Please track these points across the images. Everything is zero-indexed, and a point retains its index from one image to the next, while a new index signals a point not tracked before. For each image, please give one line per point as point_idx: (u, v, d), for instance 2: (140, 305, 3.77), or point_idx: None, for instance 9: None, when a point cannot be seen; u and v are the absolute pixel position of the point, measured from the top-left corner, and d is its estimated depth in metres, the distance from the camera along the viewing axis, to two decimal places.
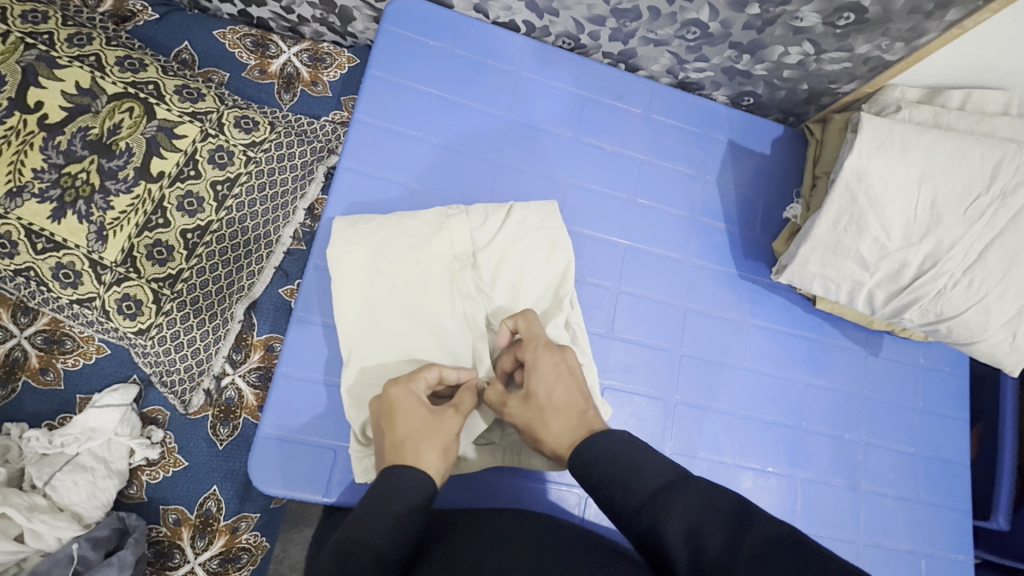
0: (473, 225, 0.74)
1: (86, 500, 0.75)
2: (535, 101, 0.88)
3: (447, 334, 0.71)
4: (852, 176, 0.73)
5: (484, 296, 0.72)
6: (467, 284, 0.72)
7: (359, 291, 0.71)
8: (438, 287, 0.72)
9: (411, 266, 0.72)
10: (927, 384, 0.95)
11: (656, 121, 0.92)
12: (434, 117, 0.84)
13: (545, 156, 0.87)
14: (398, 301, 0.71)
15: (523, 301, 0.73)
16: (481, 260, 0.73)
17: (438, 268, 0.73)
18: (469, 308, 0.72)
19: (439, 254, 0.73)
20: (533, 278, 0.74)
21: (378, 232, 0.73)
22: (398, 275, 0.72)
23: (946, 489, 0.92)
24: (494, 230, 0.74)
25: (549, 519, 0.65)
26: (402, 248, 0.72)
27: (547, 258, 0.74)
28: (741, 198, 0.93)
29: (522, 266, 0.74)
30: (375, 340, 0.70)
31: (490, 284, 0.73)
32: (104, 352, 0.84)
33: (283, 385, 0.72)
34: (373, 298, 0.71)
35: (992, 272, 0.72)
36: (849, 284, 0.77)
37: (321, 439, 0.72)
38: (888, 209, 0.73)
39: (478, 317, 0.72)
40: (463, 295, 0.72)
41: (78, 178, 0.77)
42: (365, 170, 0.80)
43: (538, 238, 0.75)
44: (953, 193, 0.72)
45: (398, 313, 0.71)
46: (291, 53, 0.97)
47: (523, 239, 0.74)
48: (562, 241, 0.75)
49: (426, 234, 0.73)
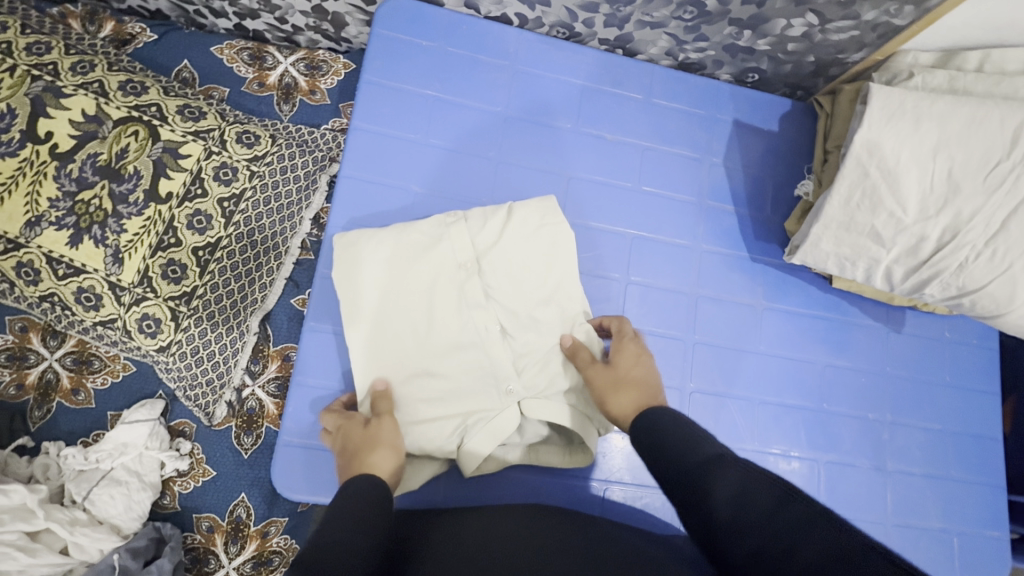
0: (474, 231, 0.74)
1: (123, 512, 0.78)
2: (533, 94, 0.87)
3: (458, 344, 0.71)
4: (863, 150, 0.71)
5: (494, 300, 0.72)
6: (475, 290, 0.72)
7: (366, 306, 0.71)
8: (445, 294, 0.72)
9: (415, 278, 0.72)
10: (954, 357, 0.92)
11: (657, 105, 0.90)
12: (432, 119, 0.83)
13: (547, 148, 0.86)
14: (405, 308, 0.72)
15: (531, 304, 0.73)
16: (486, 265, 0.73)
17: (445, 277, 0.73)
18: (479, 314, 0.72)
19: (443, 262, 0.73)
20: (538, 279, 0.73)
21: (380, 247, 0.73)
22: (403, 287, 0.72)
23: (978, 464, 0.89)
24: (495, 233, 0.74)
25: (564, 514, 0.67)
26: (405, 259, 0.73)
27: (550, 258, 0.73)
28: (749, 178, 0.91)
29: (527, 265, 0.73)
30: (386, 353, 0.71)
31: (496, 287, 0.73)
32: (130, 370, 0.87)
33: (298, 393, 0.74)
34: (382, 313, 0.71)
35: (1016, 240, 0.68)
36: (865, 262, 0.75)
37: None
38: (903, 182, 0.70)
39: (488, 322, 0.72)
40: (469, 301, 0.72)
41: (92, 204, 0.79)
42: (367, 178, 0.80)
43: (540, 237, 0.74)
44: (972, 161, 0.69)
45: (404, 324, 0.71)
46: (288, 64, 0.98)
47: (525, 239, 0.74)
48: (564, 234, 0.74)
49: (426, 244, 0.74)
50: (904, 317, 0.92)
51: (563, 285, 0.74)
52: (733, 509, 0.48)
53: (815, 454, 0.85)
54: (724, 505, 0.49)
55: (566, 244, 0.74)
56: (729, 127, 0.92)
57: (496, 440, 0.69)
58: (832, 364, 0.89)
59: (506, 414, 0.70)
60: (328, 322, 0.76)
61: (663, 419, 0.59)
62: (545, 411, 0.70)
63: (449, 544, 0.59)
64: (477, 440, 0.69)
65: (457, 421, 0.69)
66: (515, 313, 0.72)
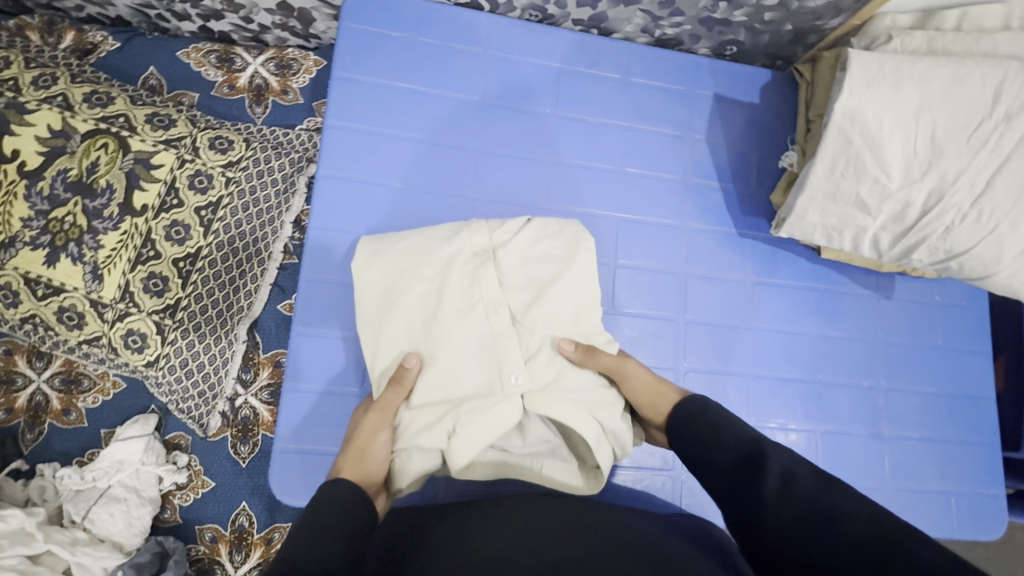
0: (493, 226, 0.73)
1: (124, 529, 0.78)
2: (509, 80, 0.85)
3: (465, 334, 0.69)
4: (844, 118, 0.69)
5: (508, 293, 0.71)
6: (490, 279, 0.70)
7: (379, 296, 0.71)
8: (458, 284, 0.70)
9: (428, 268, 0.71)
10: (945, 320, 0.92)
11: (637, 85, 0.89)
12: (407, 112, 0.82)
13: (527, 135, 0.85)
14: (414, 300, 0.70)
15: (549, 301, 0.70)
16: (502, 257, 0.71)
17: (461, 266, 0.71)
18: (490, 304, 0.69)
19: (457, 253, 0.71)
20: (556, 278, 0.71)
21: (398, 240, 0.73)
22: (418, 277, 0.71)
23: (973, 424, 0.90)
24: (513, 231, 0.73)
25: (565, 500, 0.67)
26: (418, 249, 0.72)
27: (567, 259, 0.72)
28: (733, 153, 0.90)
29: (543, 264, 0.72)
30: (394, 347, 0.69)
31: (510, 281, 0.71)
32: (120, 387, 0.86)
33: (291, 400, 0.73)
34: (395, 304, 0.70)
35: (1002, 201, 0.68)
36: (852, 231, 0.74)
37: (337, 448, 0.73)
38: (886, 148, 0.69)
39: (499, 312, 0.69)
40: (484, 291, 0.70)
41: (66, 222, 0.77)
42: (345, 177, 0.79)
43: (558, 241, 0.73)
44: (954, 122, 0.68)
45: (414, 314, 0.70)
46: (257, 64, 0.96)
47: (543, 239, 0.73)
48: (582, 238, 0.73)
49: (443, 236, 0.73)
50: (894, 284, 0.92)
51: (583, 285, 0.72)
52: (777, 498, 0.50)
53: (812, 425, 0.85)
54: (769, 494, 0.51)
55: (585, 249, 0.72)
56: (710, 103, 0.90)
57: (493, 435, 0.65)
58: (825, 336, 0.89)
59: (506, 410, 0.66)
60: (316, 327, 0.75)
61: (710, 414, 0.62)
62: (550, 408, 0.66)
63: (450, 541, 0.58)
64: (472, 433, 0.65)
65: (450, 411, 0.66)
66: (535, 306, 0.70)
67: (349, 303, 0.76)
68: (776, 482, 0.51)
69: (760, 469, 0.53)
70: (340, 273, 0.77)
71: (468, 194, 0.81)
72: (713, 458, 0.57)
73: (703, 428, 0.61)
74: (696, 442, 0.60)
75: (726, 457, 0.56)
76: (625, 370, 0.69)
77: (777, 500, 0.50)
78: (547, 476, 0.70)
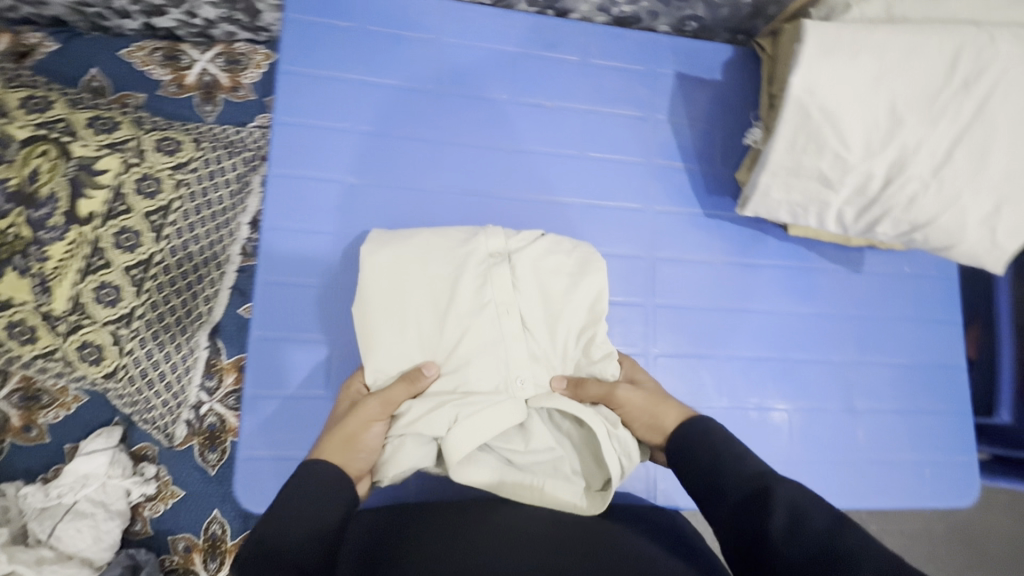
0: (507, 231, 0.70)
1: (92, 544, 0.77)
2: (464, 66, 0.83)
3: (472, 335, 0.64)
4: (803, 92, 0.67)
5: (522, 298, 0.67)
6: (503, 282, 0.66)
7: (382, 289, 0.65)
8: (469, 285, 0.66)
9: (439, 265, 0.67)
10: (915, 291, 0.92)
11: (596, 66, 0.87)
12: (358, 105, 0.79)
13: (483, 123, 0.82)
14: (418, 289, 0.66)
15: (561, 313, 0.67)
16: (518, 262, 0.68)
17: (472, 263, 0.67)
18: (501, 308, 0.66)
19: (470, 256, 0.67)
20: (567, 294, 0.67)
21: (407, 236, 0.68)
22: (426, 269, 0.67)
23: (947, 394, 0.90)
24: (528, 239, 0.70)
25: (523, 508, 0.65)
26: (428, 249, 0.67)
27: (580, 275, 0.68)
28: (696, 132, 0.89)
29: (557, 274, 0.68)
30: (394, 347, 0.64)
31: (523, 287, 0.67)
32: (82, 400, 0.84)
33: (252, 407, 0.72)
34: (400, 299, 0.65)
35: (961, 170, 0.67)
36: (815, 207, 0.73)
37: (302, 453, 0.72)
38: (846, 121, 0.67)
39: (511, 316, 0.65)
40: (496, 294, 0.66)
41: (6, 232, 0.67)
42: (297, 175, 0.76)
43: (571, 258, 0.69)
44: (912, 92, 0.66)
45: (419, 312, 0.65)
46: (205, 60, 0.93)
47: (557, 250, 0.69)
48: (594, 259, 0.69)
49: (454, 237, 0.69)
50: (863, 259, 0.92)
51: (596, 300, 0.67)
52: (785, 538, 0.45)
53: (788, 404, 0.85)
54: (774, 531, 0.46)
55: (598, 269, 0.68)
56: (672, 81, 0.89)
57: (495, 428, 0.60)
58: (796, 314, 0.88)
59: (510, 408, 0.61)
60: (275, 331, 0.73)
61: (714, 439, 0.58)
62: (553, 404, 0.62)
63: (429, 536, 0.58)
64: (471, 421, 0.59)
65: (451, 400, 0.60)
66: (543, 313, 0.67)
67: (304, 305, 0.74)
68: (782, 519, 0.47)
69: (766, 503, 0.48)
70: (295, 275, 0.75)
71: (426, 187, 0.79)
72: (716, 490, 0.53)
73: (705, 454, 0.57)
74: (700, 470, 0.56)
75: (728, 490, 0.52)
76: (619, 396, 0.65)
77: (784, 542, 0.45)
78: (551, 497, 0.62)
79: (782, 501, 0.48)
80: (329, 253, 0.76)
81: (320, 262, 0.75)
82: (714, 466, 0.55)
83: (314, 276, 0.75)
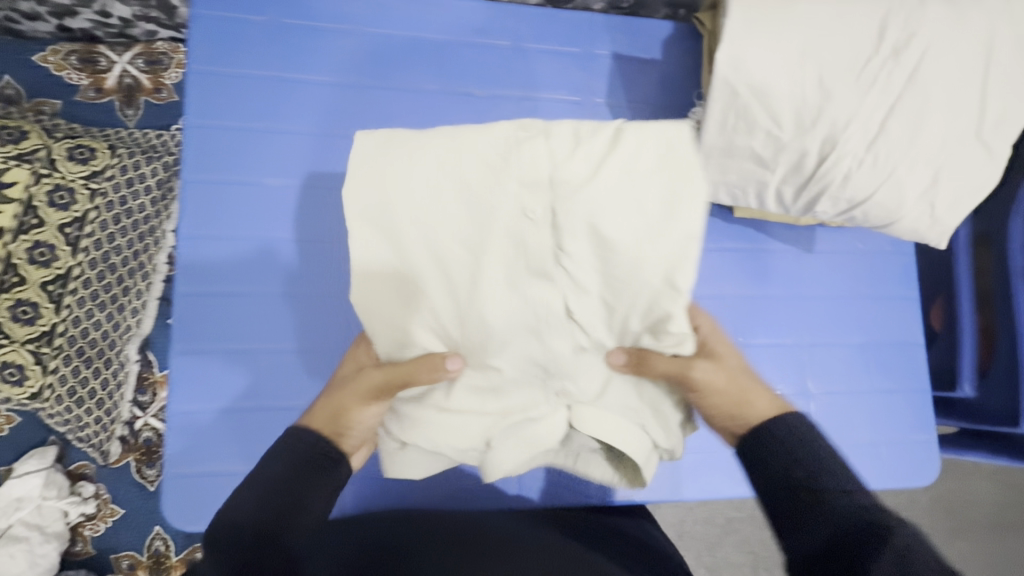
0: (555, 157, 0.51)
1: (28, 569, 0.74)
2: (388, 57, 0.79)
3: (498, 309, 0.53)
4: (729, 69, 0.64)
5: (570, 260, 0.52)
6: (541, 240, 0.52)
7: (387, 253, 0.52)
8: (499, 245, 0.52)
9: (458, 213, 0.52)
10: (869, 268, 0.90)
11: (528, 50, 0.83)
12: (278, 103, 0.76)
13: (409, 116, 0.79)
14: (435, 252, 0.52)
15: (626, 282, 0.52)
16: (565, 211, 0.51)
17: (506, 214, 0.51)
18: (538, 274, 0.53)
19: (499, 206, 0.51)
20: (637, 246, 0.51)
21: (415, 175, 0.51)
22: (442, 227, 0.52)
23: (904, 372, 0.89)
24: (588, 168, 0.51)
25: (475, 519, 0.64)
26: (441, 197, 0.51)
27: (660, 221, 0.50)
28: (636, 114, 0.85)
29: (625, 221, 0.50)
30: (404, 324, 0.53)
31: (574, 242, 0.51)
32: (14, 421, 0.82)
33: (178, 424, 0.69)
34: (408, 265, 0.52)
35: (897, 143, 0.64)
36: (753, 187, 0.71)
37: (231, 466, 0.70)
38: (775, 96, 0.64)
39: (550, 279, 0.53)
40: (529, 256, 0.52)
41: None
42: (214, 180, 0.73)
43: (650, 188, 0.50)
44: (841, 62, 0.63)
45: (433, 280, 0.52)
46: (124, 62, 0.89)
47: (627, 185, 0.51)
48: (683, 191, 0.50)
49: (474, 173, 0.51)
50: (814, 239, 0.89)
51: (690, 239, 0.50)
52: None
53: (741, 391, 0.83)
54: None
55: (688, 215, 0.50)
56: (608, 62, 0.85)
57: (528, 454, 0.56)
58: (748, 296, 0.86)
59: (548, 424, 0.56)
60: (202, 343, 0.71)
61: (815, 454, 0.50)
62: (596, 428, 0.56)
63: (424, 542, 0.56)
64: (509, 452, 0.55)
65: (491, 426, 0.55)
66: (612, 268, 0.52)
67: (242, 312, 0.72)
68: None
69: (870, 555, 0.42)
70: (216, 285, 0.72)
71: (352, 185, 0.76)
72: (805, 526, 0.47)
73: (803, 465, 0.50)
74: (783, 486, 0.50)
75: (817, 530, 0.46)
76: (696, 378, 0.56)
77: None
78: (580, 471, 0.63)
79: (898, 549, 0.42)
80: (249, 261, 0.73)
81: (242, 270, 0.73)
82: (811, 488, 0.48)
83: (234, 284, 0.72)
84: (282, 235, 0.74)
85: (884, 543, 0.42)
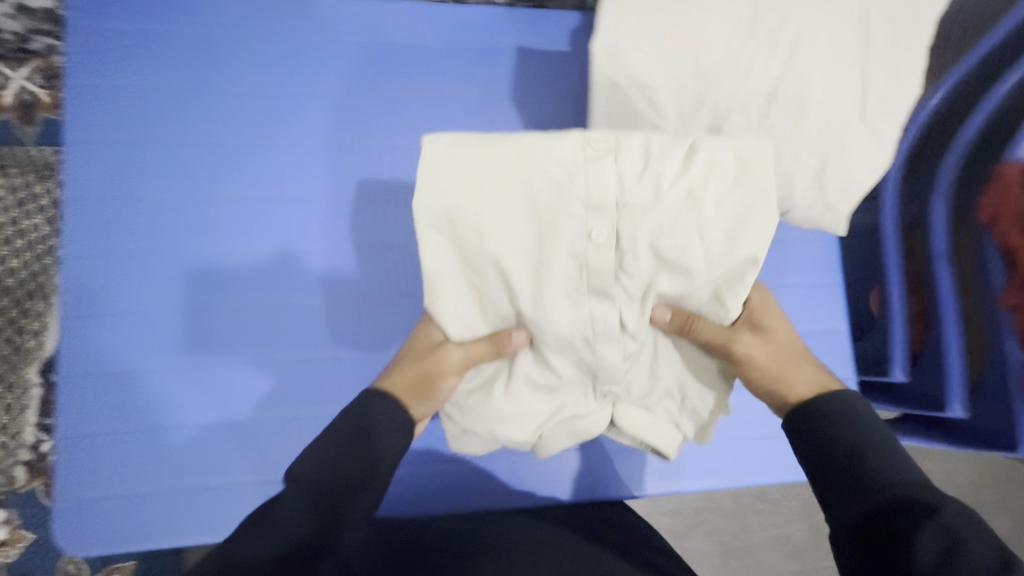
0: (622, 160, 0.55)
1: None
2: (277, 62, 0.77)
3: (569, 296, 0.56)
4: (606, 59, 0.62)
5: (640, 254, 0.54)
6: (626, 231, 0.54)
7: (450, 236, 0.55)
8: (568, 233, 0.54)
9: (538, 197, 0.54)
10: (791, 255, 0.89)
11: (426, 48, 0.81)
12: (167, 115, 0.74)
13: (310, 120, 0.76)
14: (507, 257, 0.54)
15: (693, 274, 0.56)
16: (630, 216, 0.54)
17: (570, 228, 0.54)
18: (604, 268, 0.55)
19: (569, 202, 0.54)
20: (720, 243, 0.55)
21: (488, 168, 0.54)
22: (507, 225, 0.54)
23: (830, 360, 0.87)
24: (675, 168, 0.55)
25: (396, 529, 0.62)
26: (518, 189, 0.55)
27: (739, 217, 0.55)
28: (543, 107, 0.83)
29: (683, 226, 0.54)
30: (470, 316, 0.58)
31: (636, 241, 0.54)
32: None
33: (66, 448, 0.68)
34: (486, 248, 0.54)
35: (781, 130, 0.62)
36: None
37: (126, 488, 0.68)
38: (656, 88, 0.62)
39: (627, 265, 0.55)
40: (596, 248, 0.54)
41: None
42: (101, 197, 0.72)
43: (729, 194, 0.55)
44: (717, 48, 0.62)
45: (510, 268, 0.55)
46: (22, 78, 0.86)
47: (710, 189, 0.54)
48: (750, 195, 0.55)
49: (545, 194, 0.54)
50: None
51: (736, 271, 0.56)
52: None
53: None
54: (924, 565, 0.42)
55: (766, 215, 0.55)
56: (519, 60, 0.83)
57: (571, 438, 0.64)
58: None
59: (594, 417, 0.63)
60: (78, 367, 0.70)
61: (857, 429, 0.54)
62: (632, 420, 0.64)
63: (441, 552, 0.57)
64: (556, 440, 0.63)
65: (549, 417, 0.62)
66: (679, 283, 0.56)
67: (237, 317, 0.72)
68: (936, 544, 0.43)
69: (915, 526, 0.44)
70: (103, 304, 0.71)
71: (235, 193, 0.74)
72: (874, 488, 0.49)
73: (843, 442, 0.53)
74: (841, 464, 0.52)
75: (885, 492, 0.48)
76: (738, 351, 0.61)
77: (936, 573, 0.42)
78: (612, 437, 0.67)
79: (930, 525, 0.44)
80: (142, 274, 0.72)
81: (132, 282, 0.71)
82: (859, 462, 0.51)
83: (135, 298, 0.71)
84: (182, 250, 0.72)
85: (936, 514, 0.45)
